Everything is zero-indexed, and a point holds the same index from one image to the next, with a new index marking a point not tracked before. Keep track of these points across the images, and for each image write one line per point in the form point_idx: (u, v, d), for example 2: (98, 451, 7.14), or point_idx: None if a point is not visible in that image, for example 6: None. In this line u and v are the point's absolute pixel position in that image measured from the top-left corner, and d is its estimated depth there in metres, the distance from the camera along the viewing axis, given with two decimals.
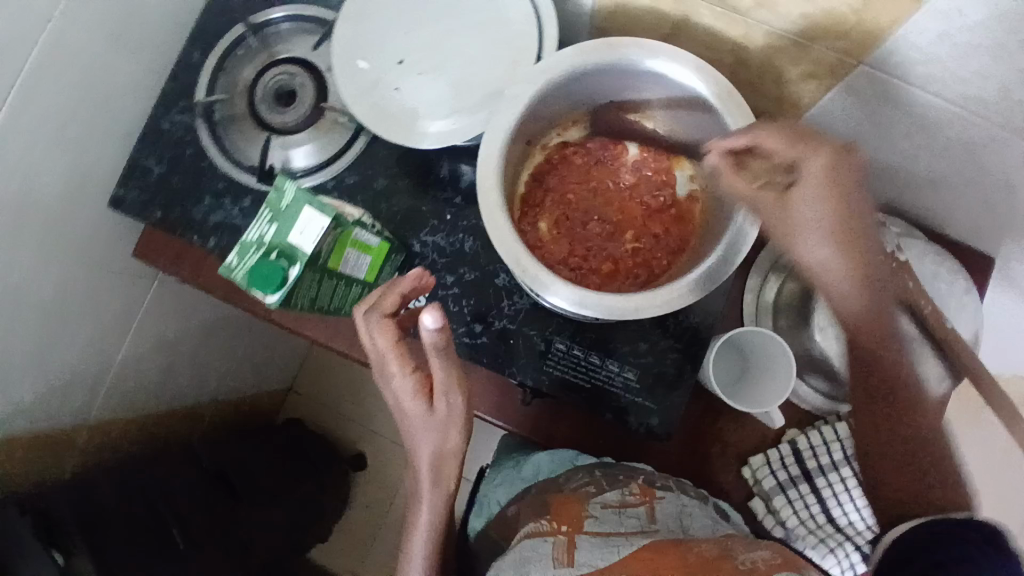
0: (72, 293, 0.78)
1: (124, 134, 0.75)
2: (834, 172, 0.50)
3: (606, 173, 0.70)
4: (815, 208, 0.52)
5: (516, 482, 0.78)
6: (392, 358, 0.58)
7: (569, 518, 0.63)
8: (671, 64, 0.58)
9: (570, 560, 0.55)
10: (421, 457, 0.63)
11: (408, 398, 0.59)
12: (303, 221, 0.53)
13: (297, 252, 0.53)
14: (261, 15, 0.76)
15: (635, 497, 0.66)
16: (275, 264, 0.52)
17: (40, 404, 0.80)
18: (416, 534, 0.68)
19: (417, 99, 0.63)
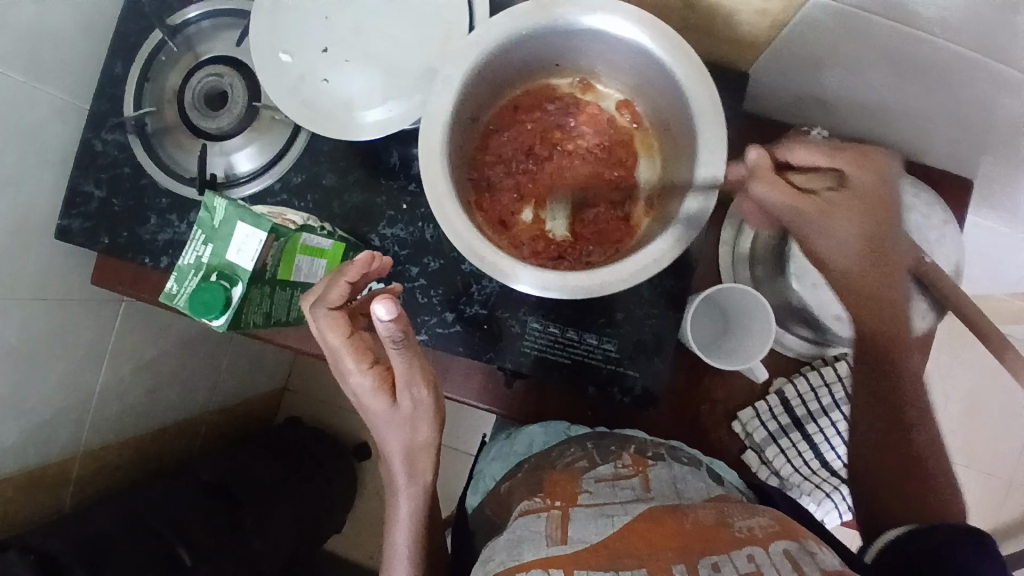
0: (36, 331, 0.77)
1: (56, 162, 0.72)
2: (861, 172, 0.63)
3: (561, 135, 0.66)
4: (851, 217, 0.60)
5: (510, 458, 0.74)
6: (346, 355, 0.55)
7: (563, 493, 0.61)
8: (608, 18, 0.55)
9: (563, 538, 0.53)
10: (392, 452, 0.62)
11: (368, 395, 0.57)
12: (241, 238, 0.50)
13: (237, 270, 0.50)
14: (177, 15, 0.72)
15: (628, 469, 0.64)
16: (216, 287, 0.49)
17: (25, 444, 0.80)
18: (396, 526, 0.68)
19: (347, 89, 0.60)
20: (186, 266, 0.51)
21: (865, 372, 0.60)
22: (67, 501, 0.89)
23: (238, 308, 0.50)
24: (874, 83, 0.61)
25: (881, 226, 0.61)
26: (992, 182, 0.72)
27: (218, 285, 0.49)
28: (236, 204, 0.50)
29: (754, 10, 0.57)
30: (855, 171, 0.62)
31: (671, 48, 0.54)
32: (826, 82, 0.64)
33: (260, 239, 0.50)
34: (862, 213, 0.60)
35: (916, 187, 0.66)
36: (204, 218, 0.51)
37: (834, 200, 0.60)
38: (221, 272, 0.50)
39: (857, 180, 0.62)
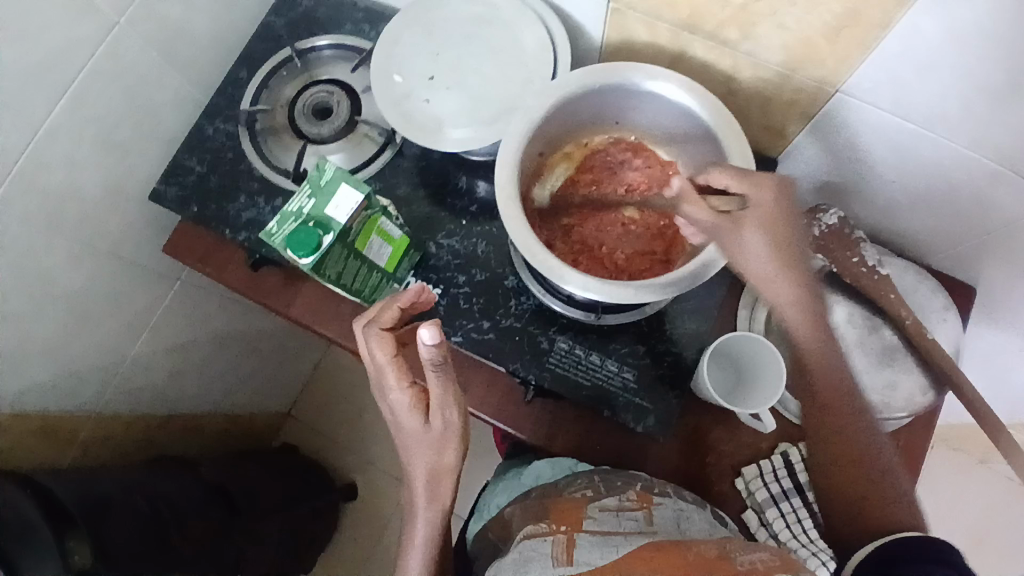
0: (102, 282, 0.83)
1: (168, 139, 0.82)
2: (776, 202, 0.58)
3: (610, 176, 0.76)
4: (757, 233, 0.58)
5: (517, 489, 0.72)
6: (390, 371, 0.59)
7: (569, 518, 0.55)
8: (663, 83, 0.66)
9: (570, 558, 0.49)
10: (416, 471, 0.63)
11: (405, 412, 0.60)
12: (342, 198, 0.59)
13: (331, 222, 0.59)
14: (305, 41, 0.86)
15: (632, 503, 0.58)
16: (312, 230, 0.57)
17: (53, 387, 0.83)
18: (409, 550, 0.67)
19: (443, 109, 0.73)
20: (286, 211, 0.60)
21: (808, 409, 0.59)
22: (70, 459, 0.90)
23: (322, 250, 0.58)
24: (884, 177, 0.71)
25: (790, 244, 0.58)
26: (990, 290, 0.79)
27: (316, 226, 0.57)
28: (344, 172, 0.61)
29: (787, 99, 0.69)
30: (760, 189, 0.58)
31: (714, 114, 0.65)
32: (843, 174, 0.75)
33: (357, 202, 0.60)
34: (764, 233, 0.57)
35: (919, 274, 0.74)
36: (313, 180, 0.61)
37: (740, 216, 0.59)
38: (317, 217, 0.59)
39: (760, 202, 0.58)
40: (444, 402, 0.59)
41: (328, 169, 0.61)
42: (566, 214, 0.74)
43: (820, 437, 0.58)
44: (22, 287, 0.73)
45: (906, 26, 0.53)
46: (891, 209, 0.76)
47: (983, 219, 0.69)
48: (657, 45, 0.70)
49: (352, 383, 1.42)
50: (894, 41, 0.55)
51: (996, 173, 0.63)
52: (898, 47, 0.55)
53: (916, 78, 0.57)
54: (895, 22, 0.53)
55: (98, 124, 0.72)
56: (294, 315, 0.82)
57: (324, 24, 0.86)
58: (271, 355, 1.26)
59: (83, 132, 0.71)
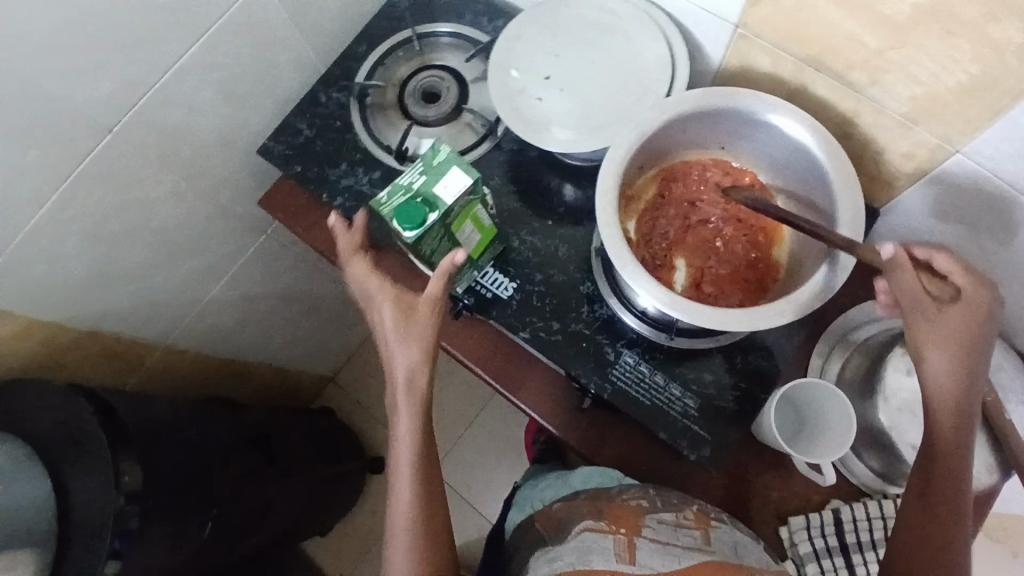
0: (196, 222, 0.87)
1: (282, 98, 0.86)
2: (982, 312, 0.55)
3: (714, 195, 0.75)
4: (955, 322, 0.55)
5: (562, 489, 0.73)
6: (370, 278, 0.64)
7: (626, 519, 0.57)
8: (784, 117, 0.66)
9: (631, 558, 0.52)
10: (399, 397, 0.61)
11: (386, 308, 0.62)
12: (451, 178, 0.62)
13: (438, 200, 0.61)
14: (427, 26, 0.89)
15: (689, 521, 0.59)
16: (419, 205, 0.60)
17: (131, 312, 0.87)
18: (395, 506, 0.62)
19: (553, 109, 0.74)
20: (397, 185, 0.62)
21: (917, 486, 0.58)
22: (132, 382, 0.95)
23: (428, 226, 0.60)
24: (988, 248, 0.69)
25: (976, 346, 0.55)
26: None
27: (426, 205, 0.60)
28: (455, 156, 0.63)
29: (902, 151, 0.68)
30: (977, 289, 0.55)
31: (829, 153, 0.64)
32: (947, 236, 0.72)
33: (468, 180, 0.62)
34: (959, 331, 0.55)
35: (1007, 351, 0.72)
36: (430, 158, 0.63)
37: (942, 308, 0.56)
38: (425, 193, 0.61)
39: (974, 299, 0.55)
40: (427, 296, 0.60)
41: (440, 148, 0.63)
42: (659, 227, 0.74)
43: (922, 520, 0.57)
44: (125, 211, 0.77)
45: None
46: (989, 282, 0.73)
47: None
48: (779, 77, 0.70)
49: None
50: None
51: None
52: None
53: None
54: None
55: (224, 73, 0.77)
56: None
57: (447, 11, 0.89)
58: (328, 321, 1.29)
59: (209, 77, 0.75)
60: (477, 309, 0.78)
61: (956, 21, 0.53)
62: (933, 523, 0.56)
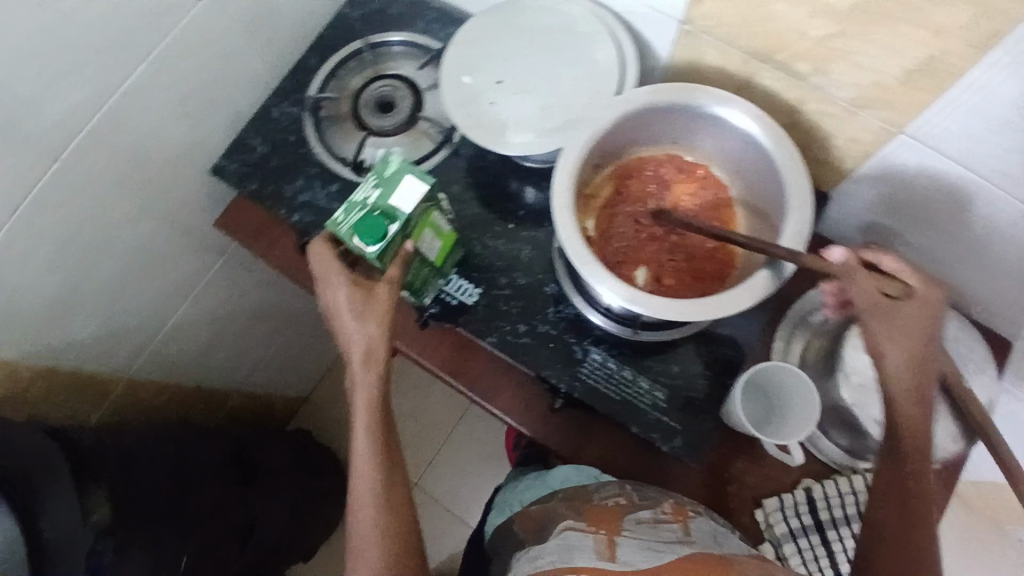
0: (152, 246, 0.85)
1: (234, 116, 0.85)
2: (928, 311, 0.56)
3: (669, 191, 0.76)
4: (907, 322, 0.56)
5: (539, 489, 0.73)
6: (329, 263, 0.63)
7: (606, 518, 0.57)
8: (731, 109, 0.67)
9: (613, 555, 0.51)
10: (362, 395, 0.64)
11: (345, 291, 0.63)
12: (406, 187, 0.61)
13: (396, 212, 0.60)
14: (379, 36, 0.88)
15: (668, 516, 0.59)
16: (378, 219, 0.59)
17: (92, 343, 0.85)
18: (357, 499, 0.63)
19: (507, 113, 0.75)
20: (353, 202, 0.61)
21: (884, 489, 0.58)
22: (98, 415, 0.93)
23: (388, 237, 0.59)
24: (938, 225, 0.71)
25: (930, 344, 0.56)
26: None
27: (384, 217, 0.59)
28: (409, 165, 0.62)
29: (849, 136, 0.69)
30: (925, 287, 0.57)
31: (777, 142, 0.66)
32: (896, 216, 0.74)
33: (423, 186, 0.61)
34: (913, 334, 0.56)
35: (962, 323, 0.74)
36: (383, 170, 0.62)
37: (899, 306, 0.56)
38: (382, 206, 0.60)
39: (923, 296, 0.57)
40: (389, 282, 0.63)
41: (393, 159, 0.62)
42: (618, 225, 0.75)
43: (894, 518, 0.57)
44: (79, 239, 0.75)
45: (973, 79, 0.56)
46: (940, 257, 0.75)
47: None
48: (726, 70, 0.72)
49: None
50: (967, 90, 0.57)
51: None
52: (970, 96, 0.57)
53: (983, 129, 0.59)
54: (965, 74, 0.56)
55: (172, 93, 0.75)
56: None
57: (398, 21, 0.89)
58: (299, 339, 1.27)
59: (157, 99, 0.74)
60: (443, 317, 0.78)
61: (893, 7, 0.54)
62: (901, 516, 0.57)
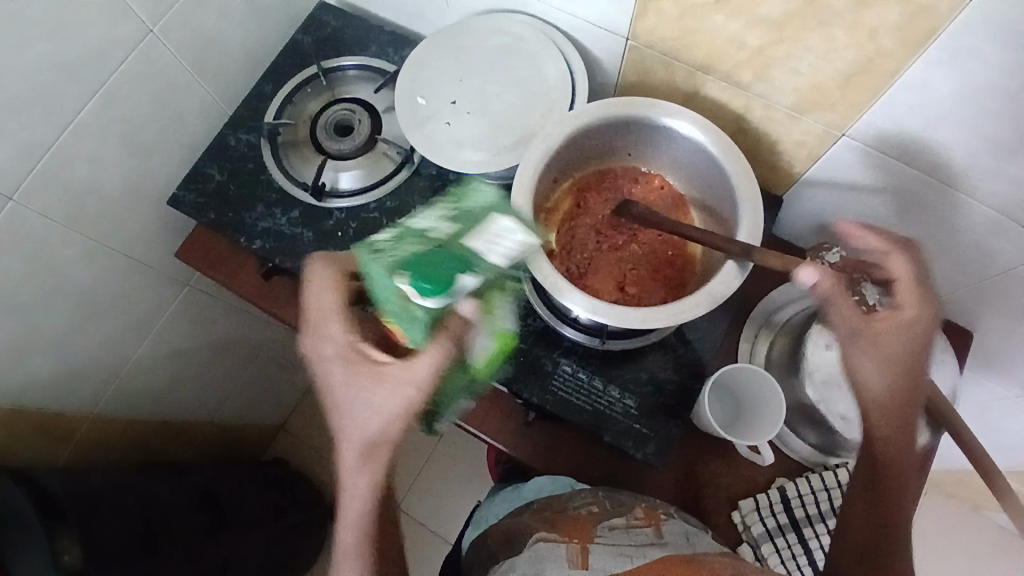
0: (110, 282, 0.84)
1: (188, 147, 0.84)
2: (918, 320, 0.62)
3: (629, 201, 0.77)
4: (887, 329, 0.62)
5: (516, 501, 0.73)
6: (332, 319, 0.64)
7: (579, 527, 0.58)
8: (681, 120, 0.68)
9: (585, 563, 0.52)
10: (356, 503, 0.63)
11: (343, 349, 0.63)
12: (495, 229, 0.60)
13: (471, 254, 0.58)
14: (332, 61, 0.89)
15: (639, 521, 0.59)
16: (450, 260, 0.57)
17: (54, 384, 0.83)
18: (343, 561, 0.63)
19: (463, 131, 0.75)
20: (423, 234, 0.62)
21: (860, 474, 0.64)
22: (64, 456, 0.90)
23: (449, 283, 0.56)
24: (888, 221, 0.73)
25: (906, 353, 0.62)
26: (988, 337, 0.80)
27: (455, 255, 0.57)
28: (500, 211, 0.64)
29: (795, 140, 0.71)
30: (915, 303, 0.61)
31: (726, 150, 0.67)
32: (850, 216, 0.76)
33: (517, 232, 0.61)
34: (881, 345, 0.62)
35: None
36: (466, 211, 0.63)
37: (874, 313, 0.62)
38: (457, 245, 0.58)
39: (907, 308, 0.62)
40: (397, 377, 0.60)
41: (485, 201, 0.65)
42: (579, 237, 0.76)
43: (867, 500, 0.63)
44: (31, 280, 0.74)
45: (910, 78, 0.58)
46: None
47: (981, 268, 0.71)
48: (673, 81, 0.73)
49: None
50: (904, 89, 0.59)
51: (1002, 222, 0.65)
52: (906, 95, 0.59)
53: (921, 125, 0.61)
54: (904, 71, 0.57)
55: (123, 128, 0.75)
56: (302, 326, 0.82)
57: (351, 46, 0.89)
58: (270, 367, 1.25)
59: (107, 133, 0.73)
60: None
61: (827, 12, 0.56)
62: (876, 500, 0.62)
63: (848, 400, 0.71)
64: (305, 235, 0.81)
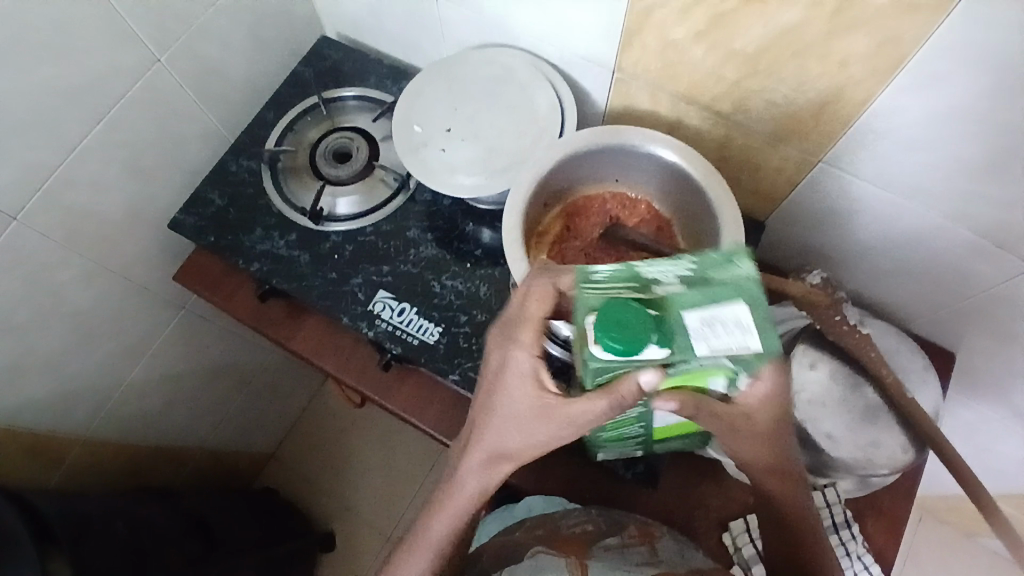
0: (108, 304, 0.85)
1: (190, 172, 0.87)
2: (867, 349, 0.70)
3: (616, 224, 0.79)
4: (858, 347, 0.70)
5: (508, 518, 0.76)
6: (527, 326, 0.50)
7: (575, 545, 0.57)
8: (665, 147, 0.72)
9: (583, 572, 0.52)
10: (460, 501, 0.55)
11: (519, 372, 0.50)
12: (721, 312, 0.40)
13: (670, 327, 0.40)
14: (332, 92, 0.92)
15: (634, 540, 0.59)
16: (626, 309, 0.40)
17: (47, 404, 0.84)
18: (414, 555, 0.56)
19: (457, 157, 0.78)
20: (646, 281, 0.43)
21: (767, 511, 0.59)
22: (55, 479, 0.90)
23: (634, 354, 0.40)
24: (868, 244, 0.76)
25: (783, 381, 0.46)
26: (971, 357, 0.82)
27: (640, 311, 0.40)
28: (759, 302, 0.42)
29: (775, 167, 0.74)
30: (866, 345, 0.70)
31: (707, 175, 0.70)
32: (830, 240, 0.79)
33: (749, 332, 0.40)
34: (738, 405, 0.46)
35: (902, 336, 0.77)
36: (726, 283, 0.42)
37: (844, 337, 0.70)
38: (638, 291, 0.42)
39: (863, 346, 0.70)
40: (548, 415, 0.49)
41: (744, 273, 0.43)
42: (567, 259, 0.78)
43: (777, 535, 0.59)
44: (30, 299, 0.75)
45: (880, 105, 0.61)
46: (876, 275, 0.79)
47: (960, 288, 0.73)
48: (658, 111, 0.77)
49: (340, 428, 1.41)
50: (874, 115, 0.62)
51: (975, 241, 0.67)
52: (876, 121, 0.62)
53: (892, 148, 0.64)
54: (874, 99, 0.61)
55: (126, 152, 0.77)
56: (295, 347, 0.84)
57: (350, 78, 0.93)
58: (263, 394, 1.25)
59: (111, 157, 0.76)
60: (405, 357, 0.78)
61: (800, 43, 0.60)
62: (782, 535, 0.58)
63: (835, 420, 0.70)
64: (301, 258, 0.83)
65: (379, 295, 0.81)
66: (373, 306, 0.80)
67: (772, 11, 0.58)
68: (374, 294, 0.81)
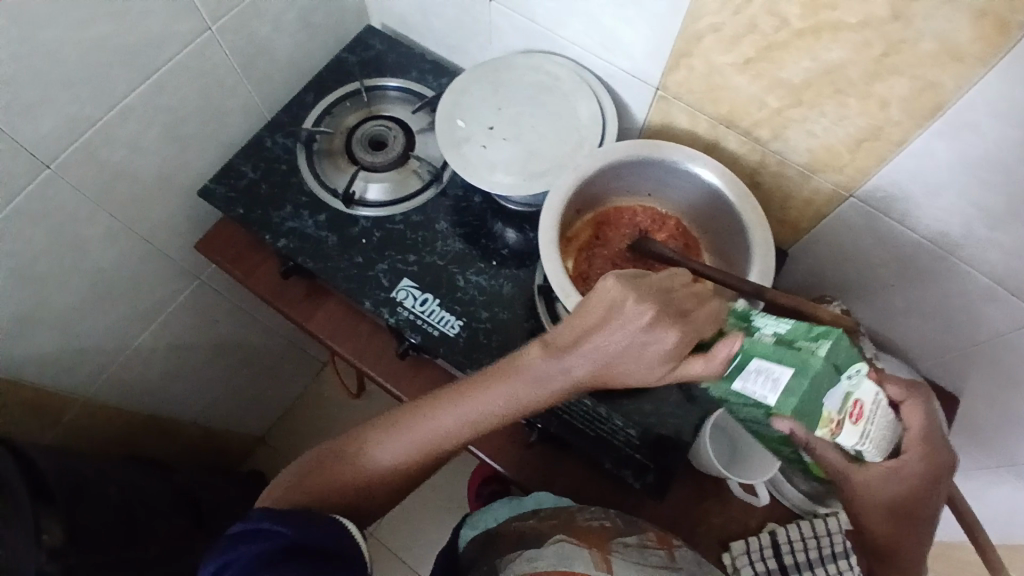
0: (128, 265, 0.84)
1: (225, 143, 0.87)
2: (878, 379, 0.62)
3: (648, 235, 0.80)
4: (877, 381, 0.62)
5: (518, 506, 0.73)
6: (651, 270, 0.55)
7: (596, 538, 0.59)
8: (703, 167, 0.73)
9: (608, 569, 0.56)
10: (527, 391, 0.56)
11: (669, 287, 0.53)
12: (776, 369, 0.46)
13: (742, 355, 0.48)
14: (375, 81, 0.93)
15: (653, 542, 0.61)
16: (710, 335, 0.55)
17: (54, 361, 0.82)
18: (456, 408, 0.58)
19: (496, 155, 0.79)
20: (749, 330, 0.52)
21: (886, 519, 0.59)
22: (51, 436, 0.89)
23: None
24: (886, 281, 0.78)
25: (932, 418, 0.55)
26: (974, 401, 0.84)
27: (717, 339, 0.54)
28: (816, 381, 0.44)
29: (805, 197, 0.76)
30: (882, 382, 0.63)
31: (742, 197, 0.72)
32: (850, 272, 0.81)
33: (776, 392, 0.45)
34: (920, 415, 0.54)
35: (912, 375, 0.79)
36: (797, 352, 0.45)
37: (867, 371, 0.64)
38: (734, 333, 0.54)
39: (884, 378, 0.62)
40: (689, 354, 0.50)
41: (818, 352, 0.45)
42: (597, 264, 0.79)
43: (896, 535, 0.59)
44: (53, 252, 0.74)
45: (917, 149, 0.63)
46: (890, 312, 0.81)
47: (972, 333, 0.75)
48: (696, 132, 0.78)
49: (332, 417, 1.41)
50: (910, 157, 0.64)
51: (992, 289, 0.69)
52: (911, 163, 0.64)
53: (921, 192, 0.66)
54: (910, 142, 0.63)
55: (167, 116, 0.77)
56: (310, 327, 0.84)
57: (392, 69, 0.94)
58: (261, 377, 1.24)
59: (151, 119, 0.76)
60: (424, 347, 0.78)
61: (845, 79, 0.62)
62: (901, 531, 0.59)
63: None
64: (329, 239, 0.83)
65: (403, 284, 0.81)
66: (395, 294, 0.81)
67: (824, 48, 0.60)
68: (398, 282, 0.81)
